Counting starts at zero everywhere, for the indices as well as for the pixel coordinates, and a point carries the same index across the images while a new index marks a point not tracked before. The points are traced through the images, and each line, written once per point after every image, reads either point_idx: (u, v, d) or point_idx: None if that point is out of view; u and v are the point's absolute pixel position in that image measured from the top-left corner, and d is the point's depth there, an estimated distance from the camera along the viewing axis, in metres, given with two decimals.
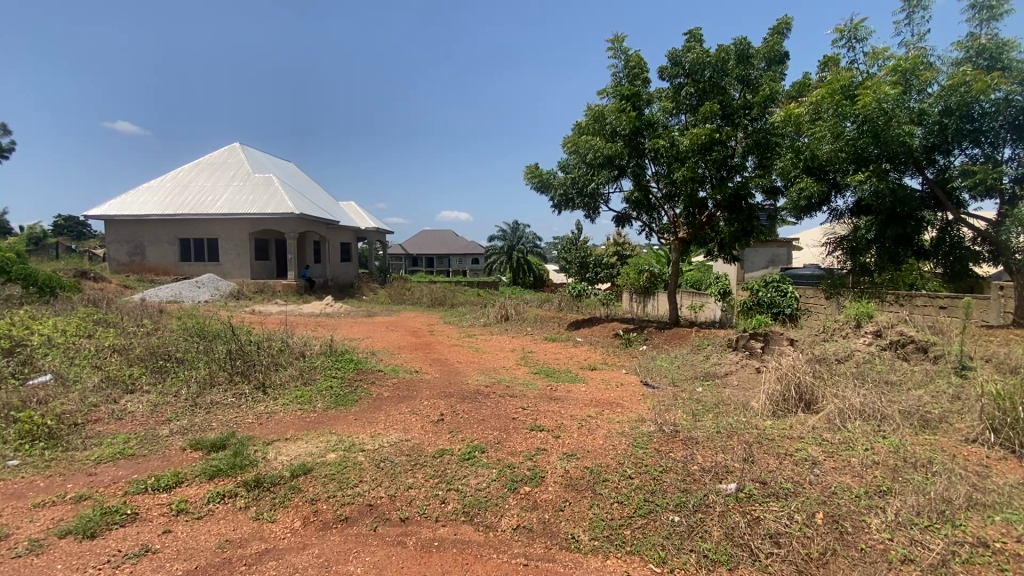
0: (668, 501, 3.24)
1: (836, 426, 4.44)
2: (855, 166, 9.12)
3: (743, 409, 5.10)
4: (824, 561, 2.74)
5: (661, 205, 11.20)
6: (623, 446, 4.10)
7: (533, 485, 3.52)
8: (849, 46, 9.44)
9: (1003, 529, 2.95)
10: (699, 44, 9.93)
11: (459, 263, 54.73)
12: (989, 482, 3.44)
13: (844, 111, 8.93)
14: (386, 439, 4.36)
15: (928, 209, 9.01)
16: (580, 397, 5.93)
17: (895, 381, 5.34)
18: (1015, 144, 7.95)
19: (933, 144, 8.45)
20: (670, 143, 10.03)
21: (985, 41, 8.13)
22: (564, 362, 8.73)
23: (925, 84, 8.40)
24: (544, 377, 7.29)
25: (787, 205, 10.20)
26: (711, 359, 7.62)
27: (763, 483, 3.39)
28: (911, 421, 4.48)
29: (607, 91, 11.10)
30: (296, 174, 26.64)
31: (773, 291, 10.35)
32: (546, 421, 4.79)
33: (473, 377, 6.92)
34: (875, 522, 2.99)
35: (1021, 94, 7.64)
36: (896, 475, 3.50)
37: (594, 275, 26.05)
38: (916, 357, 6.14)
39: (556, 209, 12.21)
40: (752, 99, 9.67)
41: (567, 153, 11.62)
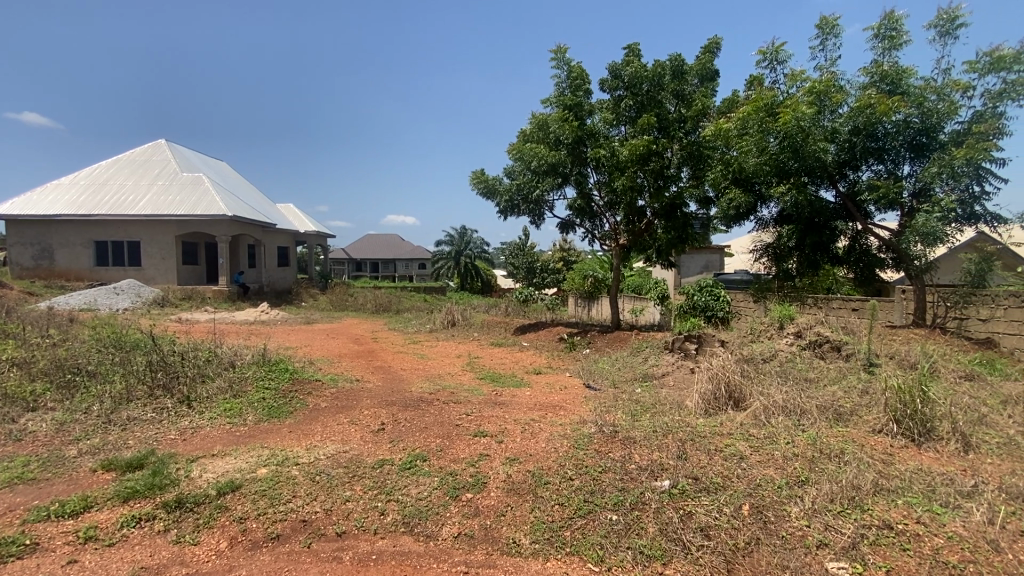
0: (606, 500, 3.32)
1: (761, 422, 4.73)
2: (777, 178, 9.78)
3: (678, 408, 5.32)
4: (749, 550, 2.91)
5: (603, 212, 11.55)
6: (565, 448, 4.17)
7: (475, 492, 3.50)
8: (771, 67, 10.14)
9: (905, 511, 3.25)
10: (637, 58, 10.40)
11: (404, 268, 53.69)
12: (892, 469, 3.77)
13: (767, 127, 9.56)
14: (323, 452, 4.19)
15: (840, 219, 9.83)
16: (524, 401, 5.97)
17: (813, 378, 5.77)
18: (912, 162, 8.79)
19: (844, 160, 9.20)
20: (611, 153, 10.43)
21: (887, 67, 8.88)
22: (509, 367, 8.77)
23: (836, 105, 9.10)
24: (489, 382, 7.28)
25: (718, 214, 10.83)
26: (649, 361, 7.90)
27: (695, 479, 3.55)
28: (826, 414, 4.84)
29: (550, 100, 11.40)
30: (230, 174, 25.31)
31: (707, 295, 10.89)
32: (490, 426, 4.78)
33: (417, 385, 6.80)
34: (795, 510, 3.21)
35: (918, 117, 8.44)
36: (813, 466, 3.77)
37: (541, 280, 26.08)
38: (831, 355, 6.65)
39: (502, 215, 12.28)
40: (686, 113, 10.21)
41: (512, 159, 11.80)
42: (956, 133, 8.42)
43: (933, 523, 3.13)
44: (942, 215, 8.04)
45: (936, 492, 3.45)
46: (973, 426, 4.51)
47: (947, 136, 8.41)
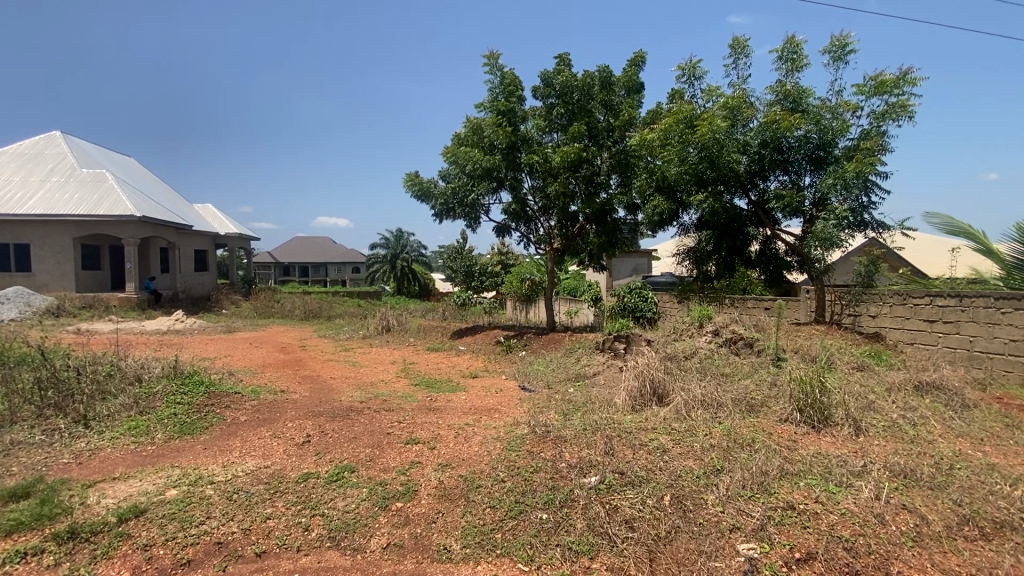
0: (537, 500, 3.38)
1: (683, 416, 5.01)
2: (696, 187, 10.38)
3: (607, 406, 5.53)
4: (670, 538, 3.08)
5: (537, 216, 11.77)
6: (497, 450, 4.21)
7: (406, 500, 3.44)
8: (689, 82, 10.79)
9: (805, 492, 3.57)
10: (567, 68, 10.75)
11: (336, 272, 51.78)
12: (796, 454, 4.13)
13: (687, 139, 10.11)
14: (242, 468, 3.96)
15: (752, 225, 10.61)
16: (458, 406, 5.94)
17: (729, 373, 6.19)
18: (812, 173, 9.66)
19: (755, 171, 9.93)
20: (543, 159, 10.71)
21: (790, 87, 9.73)
22: (445, 372, 8.69)
23: (747, 120, 9.82)
24: (423, 389, 7.16)
25: (644, 220, 11.37)
26: (581, 361, 8.14)
27: (621, 474, 3.70)
28: (740, 406, 5.22)
29: (484, 105, 11.50)
30: (138, 171, 23.27)
31: (636, 296, 11.38)
32: (422, 433, 4.71)
33: (347, 394, 6.56)
34: (711, 497, 3.44)
35: (816, 133, 9.29)
36: (728, 455, 4.04)
37: (479, 283, 26.06)
38: (745, 351, 7.17)
39: (437, 218, 12.20)
40: (614, 123, 10.71)
41: (447, 163, 11.78)
42: (848, 148, 9.35)
43: (829, 501, 3.46)
44: (837, 222, 8.92)
45: (832, 473, 3.82)
46: (863, 412, 5.03)
47: (840, 151, 9.32)
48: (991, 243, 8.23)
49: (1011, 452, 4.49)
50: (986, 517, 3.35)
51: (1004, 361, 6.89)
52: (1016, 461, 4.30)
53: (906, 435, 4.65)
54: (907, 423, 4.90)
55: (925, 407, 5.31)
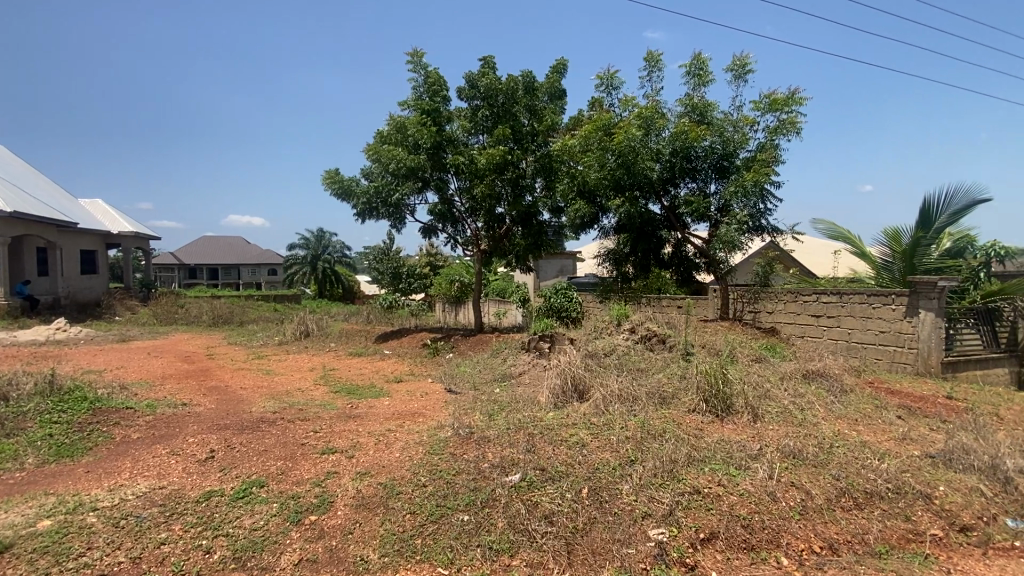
0: (458, 502, 3.38)
1: (601, 411, 5.23)
2: (614, 192, 10.84)
3: (531, 404, 5.66)
4: (586, 529, 3.20)
5: (464, 218, 11.77)
6: (418, 455, 4.15)
7: (320, 513, 3.30)
8: (607, 91, 11.27)
9: (709, 476, 3.85)
10: (492, 71, 10.87)
11: (250, 274, 48.51)
12: (702, 442, 4.44)
13: (606, 146, 10.55)
14: (132, 490, 3.60)
15: (664, 228, 11.34)
16: (381, 412, 5.78)
17: (644, 368, 6.54)
18: (717, 182, 10.42)
19: (667, 178, 10.53)
20: (469, 160, 10.75)
21: (697, 100, 10.44)
22: (368, 377, 8.43)
23: (660, 129, 10.41)
24: (344, 395, 6.90)
25: (567, 223, 11.72)
26: (507, 361, 8.24)
27: (542, 470, 3.79)
28: (654, 399, 5.53)
29: (407, 103, 11.33)
30: (9, 160, 20.44)
31: (562, 297, 11.69)
32: (339, 442, 4.54)
33: (259, 404, 6.16)
34: (626, 487, 3.61)
35: (720, 144, 10.05)
36: (642, 446, 4.26)
37: (406, 285, 25.54)
38: (658, 347, 7.60)
39: (360, 218, 11.84)
40: (538, 127, 10.99)
41: (369, 161, 11.49)
42: (747, 159, 10.19)
43: (730, 483, 3.76)
44: (738, 227, 9.70)
45: (733, 457, 4.15)
46: (760, 400, 5.52)
47: (741, 161, 10.15)
48: (864, 246, 9.35)
49: (879, 430, 5.14)
50: (858, 488, 3.81)
51: (875, 350, 7.87)
52: (883, 438, 4.92)
53: (795, 419, 5.17)
54: (796, 408, 5.44)
55: (811, 393, 5.92)
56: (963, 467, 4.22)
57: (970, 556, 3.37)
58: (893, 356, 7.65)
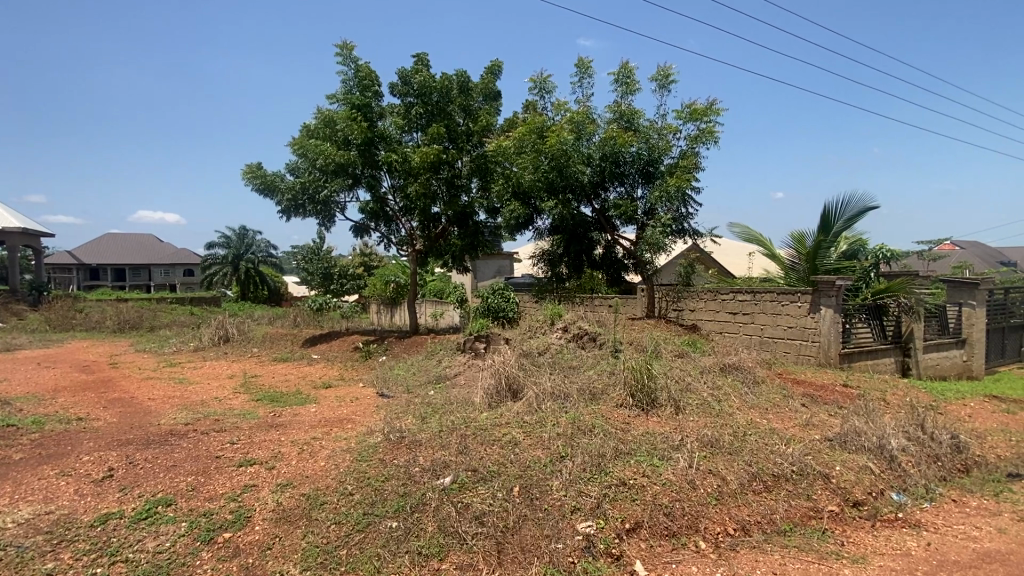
0: (387, 509, 3.30)
1: (534, 408, 5.31)
2: (548, 194, 10.98)
3: (465, 405, 5.64)
4: (517, 527, 3.23)
5: (398, 217, 11.54)
6: (345, 462, 4.00)
7: (235, 530, 3.10)
8: (540, 95, 11.46)
9: (635, 468, 4.01)
10: (425, 68, 10.75)
11: (162, 275, 44.71)
12: (628, 435, 4.62)
13: (539, 148, 10.70)
14: (12, 518, 3.20)
15: (596, 231, 11.70)
16: (307, 419, 5.53)
17: (576, 365, 6.72)
18: (644, 186, 10.88)
19: (597, 182, 10.87)
20: (402, 158, 10.57)
21: (624, 108, 10.86)
22: (295, 383, 8.03)
23: (590, 134, 10.73)
24: (267, 403, 6.53)
25: (503, 224, 11.73)
26: (442, 363, 8.16)
27: (473, 471, 3.78)
28: (584, 395, 5.69)
29: (337, 97, 10.95)
30: None
31: (499, 298, 11.73)
32: (260, 453, 4.29)
33: (169, 416, 5.69)
34: (556, 483, 3.69)
35: (646, 149, 10.49)
36: (572, 441, 4.36)
37: (338, 286, 24.60)
38: (589, 345, 7.83)
39: (284, 215, 11.30)
40: (472, 128, 11.02)
41: (296, 156, 11.01)
42: (671, 165, 10.69)
43: (653, 474, 3.94)
44: (663, 230, 10.23)
45: (657, 449, 4.36)
46: (683, 392, 5.83)
47: (665, 167, 10.58)
48: (774, 248, 10.14)
49: (786, 417, 5.60)
50: (767, 472, 4.12)
51: (784, 343, 8.56)
52: (789, 424, 5.36)
53: (713, 410, 5.51)
54: (714, 399, 5.81)
55: (727, 385, 6.33)
56: (855, 448, 4.69)
57: (860, 528, 3.76)
58: (799, 349, 8.35)
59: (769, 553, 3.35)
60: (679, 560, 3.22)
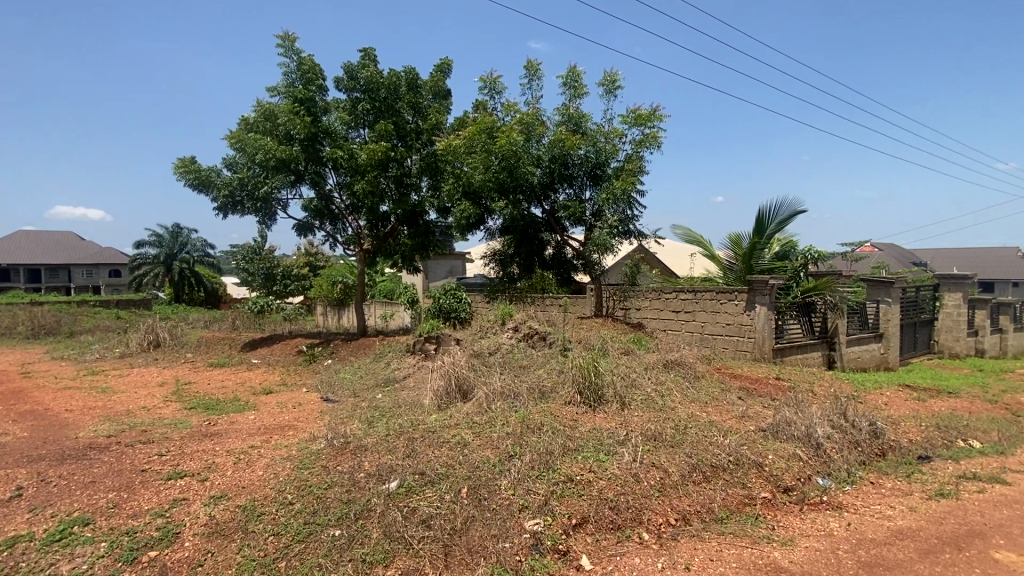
0: (329, 517, 3.20)
1: (484, 409, 5.31)
2: (499, 194, 11.03)
3: (414, 408, 5.56)
4: (465, 529, 3.21)
5: (345, 216, 11.24)
6: (285, 471, 3.85)
7: (162, 548, 2.91)
8: (490, 95, 11.47)
9: (581, 464, 4.08)
10: (373, 64, 10.50)
11: (83, 277, 41.27)
12: (576, 432, 4.70)
13: (490, 148, 10.69)
14: None
15: (546, 231, 11.93)
16: (245, 427, 5.27)
17: (526, 365, 6.77)
18: (591, 189, 11.11)
19: (546, 183, 11.03)
20: (349, 155, 10.28)
21: (573, 111, 11.04)
22: (233, 390, 7.63)
23: (540, 135, 10.81)
24: (202, 412, 6.17)
25: (453, 224, 11.67)
26: (391, 365, 8.00)
27: (420, 474, 3.73)
28: (534, 394, 5.75)
29: (278, 89, 10.52)
30: None
31: (451, 298, 11.61)
32: (191, 464, 4.05)
33: (89, 428, 5.26)
34: (504, 482, 3.70)
35: (594, 152, 10.71)
36: (521, 440, 4.39)
37: (282, 287, 23.60)
38: (539, 344, 7.91)
39: (220, 212, 10.74)
40: (422, 126, 10.89)
41: (233, 150, 10.50)
42: (617, 168, 10.95)
43: (599, 469, 4.03)
44: (610, 231, 10.53)
45: (603, 444, 4.46)
46: (628, 388, 6.00)
47: (612, 170, 10.84)
48: (713, 249, 10.63)
49: (724, 410, 5.88)
50: (706, 462, 4.31)
51: (722, 340, 8.98)
52: (727, 417, 5.64)
53: (657, 404, 5.71)
54: (657, 395, 6.01)
55: (670, 380, 6.58)
56: (786, 437, 4.99)
57: (790, 512, 4.01)
58: (737, 345, 8.78)
59: (707, 540, 3.51)
60: (623, 552, 3.30)
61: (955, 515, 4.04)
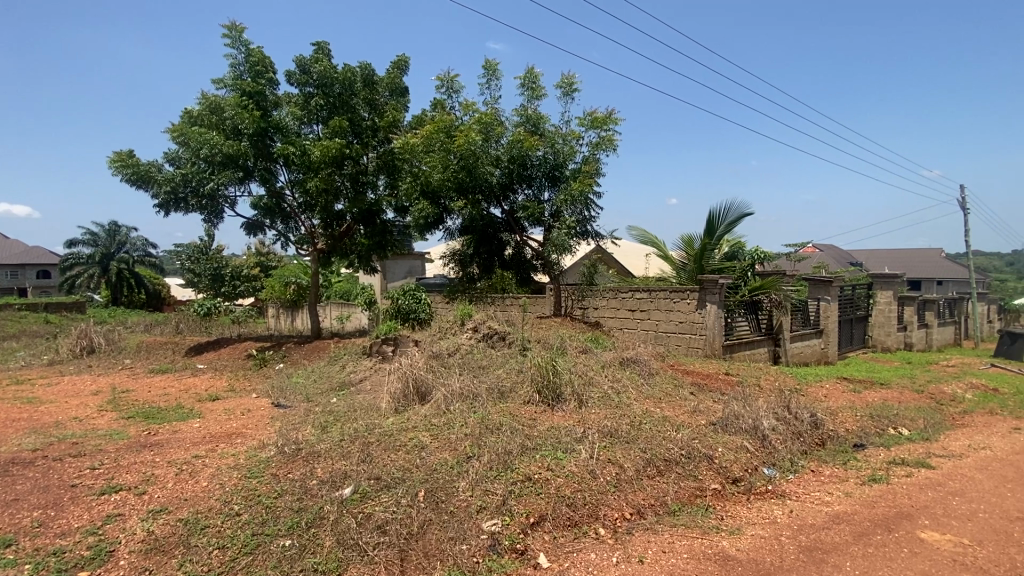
0: (279, 527, 3.09)
1: (442, 410, 5.26)
2: (457, 194, 11.00)
3: (370, 412, 5.45)
4: (421, 533, 3.17)
5: (297, 214, 10.89)
6: (232, 481, 3.69)
7: (94, 568, 2.73)
8: (448, 94, 11.38)
9: (539, 463, 4.11)
10: (326, 58, 10.22)
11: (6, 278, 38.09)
12: (535, 431, 4.73)
13: (448, 147, 10.62)
14: None
15: (505, 231, 11.96)
16: (188, 436, 5.01)
17: (485, 365, 6.76)
18: (550, 190, 11.19)
19: (506, 184, 11.05)
20: (301, 151, 9.96)
21: (531, 112, 11.10)
22: (176, 397, 7.24)
23: (498, 136, 10.81)
24: (141, 421, 5.82)
25: (411, 223, 11.54)
26: (346, 368, 7.81)
27: (376, 479, 3.66)
28: (493, 394, 5.75)
29: (224, 81, 10.08)
30: None
31: (410, 299, 11.43)
32: (129, 477, 3.82)
33: (12, 442, 4.87)
34: (462, 484, 3.68)
35: (552, 154, 10.80)
36: (480, 441, 4.38)
37: (231, 289, 22.58)
38: (499, 344, 7.92)
39: (161, 209, 10.19)
40: (378, 123, 10.67)
41: (176, 144, 9.97)
42: (575, 170, 11.09)
43: (557, 467, 4.07)
44: (568, 232, 10.68)
45: (560, 442, 4.51)
46: (586, 386, 6.09)
47: (570, 172, 10.98)
48: (667, 250, 10.96)
49: (677, 405, 6.08)
50: (660, 457, 4.43)
51: (676, 337, 9.27)
52: (680, 412, 5.82)
53: (614, 401, 5.83)
54: (613, 392, 6.14)
55: (626, 377, 6.73)
56: (734, 430, 5.21)
57: (738, 502, 4.18)
58: (689, 342, 9.09)
59: (660, 533, 3.61)
60: (580, 548, 3.35)
61: (885, 499, 4.33)
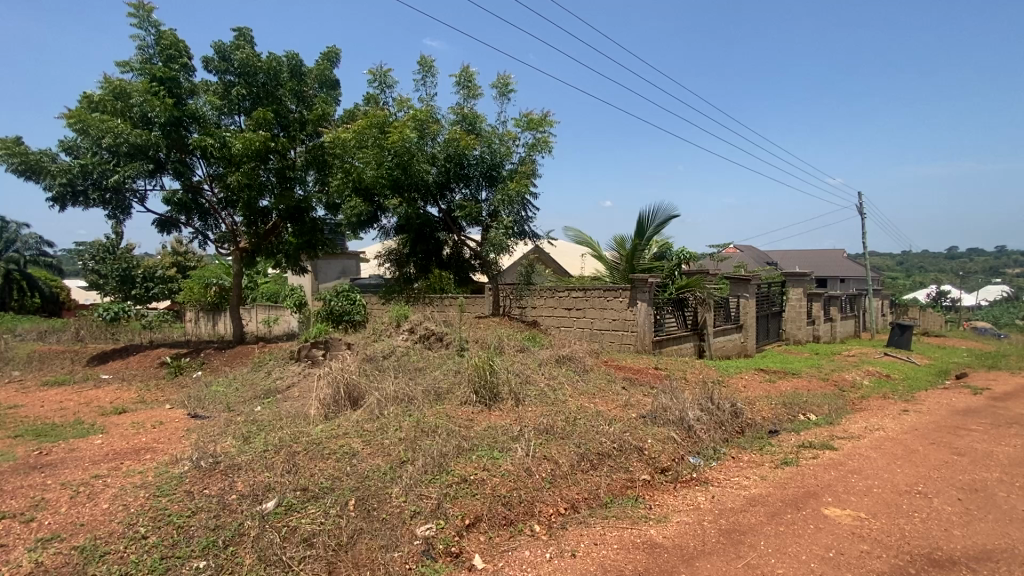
0: (192, 548, 2.87)
1: (375, 416, 5.11)
2: (392, 191, 10.75)
3: (298, 419, 5.19)
4: (351, 544, 3.06)
5: (216, 210, 10.19)
6: (139, 501, 3.38)
7: None
8: (381, 89, 11.08)
9: (474, 464, 4.08)
10: (248, 45, 9.63)
11: None
12: (471, 431, 4.71)
13: (382, 144, 10.37)
14: None
15: (442, 230, 11.84)
16: (88, 454, 4.54)
17: (421, 367, 6.64)
18: (487, 189, 11.19)
19: (442, 182, 10.91)
20: (221, 144, 9.33)
21: (466, 110, 11.04)
22: (74, 411, 6.54)
23: (434, 134, 10.66)
24: (30, 440, 5.20)
25: (344, 221, 11.12)
26: (272, 374, 7.39)
27: (302, 490, 3.48)
28: (429, 396, 5.66)
29: (131, 65, 9.24)
30: None
31: (343, 300, 11.02)
32: (12, 504, 3.40)
33: None
34: (395, 490, 3.59)
35: (488, 153, 10.78)
36: (414, 445, 4.29)
37: (143, 291, 20.73)
38: (436, 345, 7.81)
39: (55, 203, 9.17)
40: (307, 116, 10.19)
41: (73, 132, 9.00)
42: (511, 170, 11.13)
43: (493, 466, 4.07)
44: (506, 232, 10.73)
45: (497, 442, 4.52)
46: (522, 385, 6.15)
47: (506, 172, 11.00)
48: (600, 249, 11.30)
49: (610, 400, 6.28)
50: (593, 451, 4.55)
51: (610, 334, 9.57)
52: (613, 406, 6.01)
53: (550, 399, 5.93)
54: (550, 390, 6.23)
55: (562, 375, 6.85)
56: (663, 422, 5.45)
57: (666, 491, 4.39)
58: (622, 339, 9.41)
59: (593, 525, 3.70)
60: (515, 546, 3.38)
61: (795, 480, 4.70)
